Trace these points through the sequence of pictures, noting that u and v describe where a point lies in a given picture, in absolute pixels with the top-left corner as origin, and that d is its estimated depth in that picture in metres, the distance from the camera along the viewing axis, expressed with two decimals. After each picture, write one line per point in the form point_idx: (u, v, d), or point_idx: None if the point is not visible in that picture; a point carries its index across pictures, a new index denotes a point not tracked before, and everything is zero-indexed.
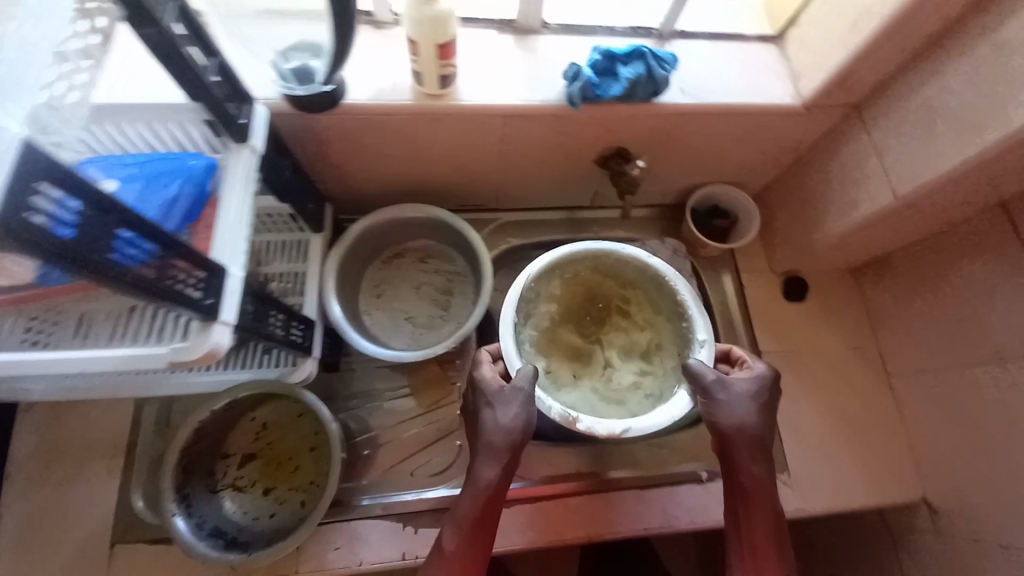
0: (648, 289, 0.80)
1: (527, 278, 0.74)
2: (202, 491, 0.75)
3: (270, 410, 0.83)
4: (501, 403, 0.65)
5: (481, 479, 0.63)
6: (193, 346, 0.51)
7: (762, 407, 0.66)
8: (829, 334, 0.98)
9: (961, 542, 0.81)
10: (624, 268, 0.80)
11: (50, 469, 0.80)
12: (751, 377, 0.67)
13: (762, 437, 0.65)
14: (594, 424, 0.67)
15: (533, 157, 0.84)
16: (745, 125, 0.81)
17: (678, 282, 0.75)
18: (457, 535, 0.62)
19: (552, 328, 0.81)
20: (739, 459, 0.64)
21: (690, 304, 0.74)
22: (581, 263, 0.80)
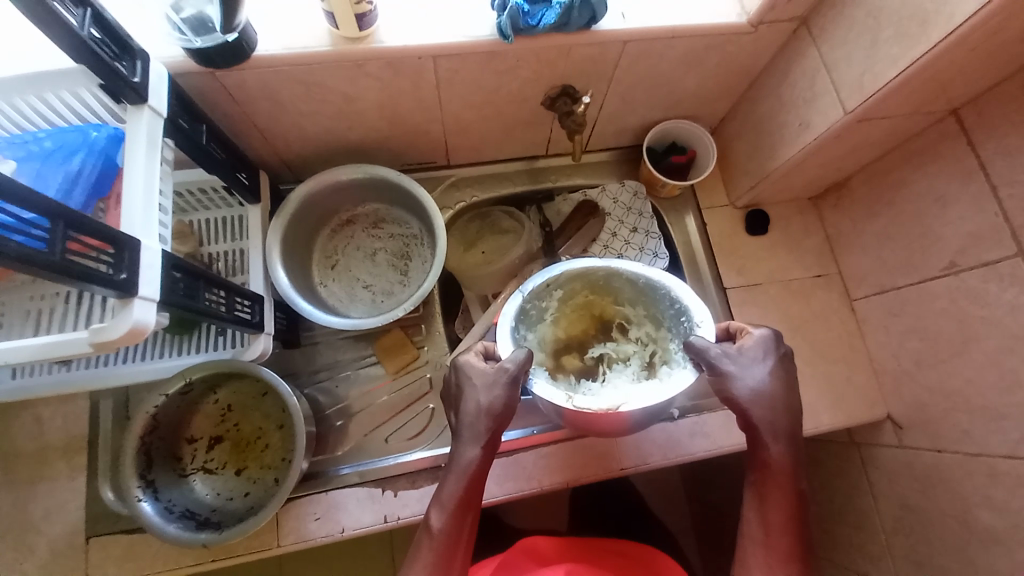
0: (645, 299, 0.73)
1: (520, 297, 0.69)
2: (170, 477, 0.73)
3: (231, 391, 0.79)
4: (485, 385, 0.62)
5: (463, 458, 0.61)
6: (114, 325, 0.47)
7: (775, 374, 0.62)
8: (792, 263, 0.98)
9: (922, 450, 0.84)
10: (619, 283, 0.74)
11: (7, 477, 0.77)
12: (758, 343, 0.63)
13: (779, 411, 0.61)
14: (586, 402, 0.62)
15: (474, 102, 0.80)
16: (692, 49, 0.77)
17: (667, 279, 0.68)
18: (447, 516, 0.59)
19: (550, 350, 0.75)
20: (759, 435, 0.61)
21: (683, 295, 0.67)
22: (576, 281, 0.75)
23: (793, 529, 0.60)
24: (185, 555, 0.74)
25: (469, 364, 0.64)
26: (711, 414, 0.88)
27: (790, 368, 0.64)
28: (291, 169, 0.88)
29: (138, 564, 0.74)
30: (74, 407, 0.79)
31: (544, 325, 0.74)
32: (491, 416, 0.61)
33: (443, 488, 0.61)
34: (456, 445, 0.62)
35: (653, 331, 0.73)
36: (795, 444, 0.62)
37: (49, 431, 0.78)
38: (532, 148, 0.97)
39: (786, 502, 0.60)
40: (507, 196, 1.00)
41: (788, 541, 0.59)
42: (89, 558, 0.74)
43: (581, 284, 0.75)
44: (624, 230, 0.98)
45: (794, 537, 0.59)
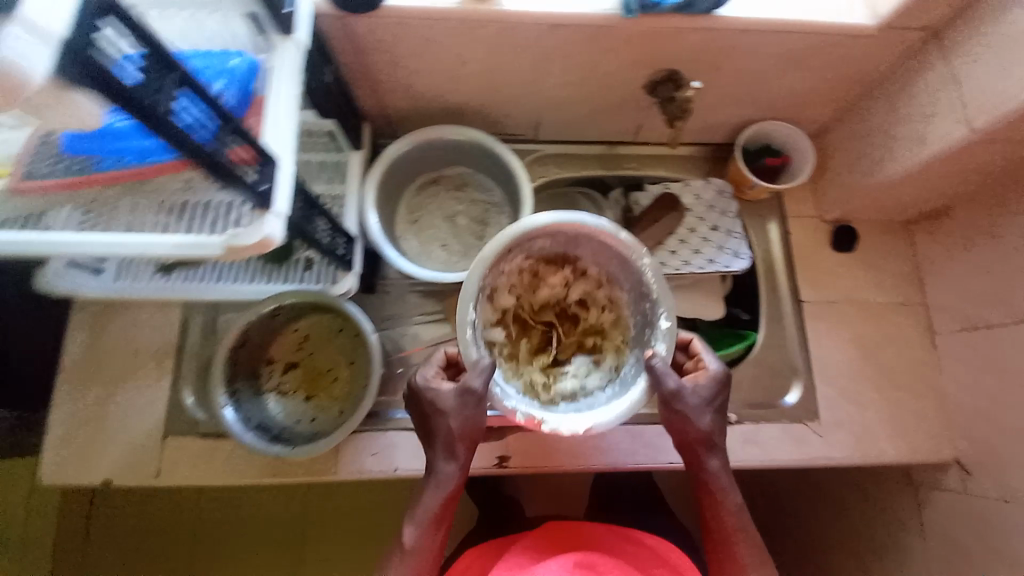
0: (606, 263, 0.77)
1: (481, 267, 0.69)
2: (249, 392, 0.78)
3: (310, 323, 0.83)
4: (453, 410, 0.66)
5: (442, 474, 0.67)
6: (249, 232, 0.51)
7: (718, 409, 0.69)
8: (874, 286, 0.94)
9: (987, 499, 0.80)
10: (585, 240, 0.75)
11: (100, 371, 0.82)
12: (710, 381, 0.69)
13: (718, 441, 0.69)
14: (558, 423, 0.67)
15: (579, 77, 0.81)
16: (811, 47, 0.75)
17: (644, 261, 0.71)
18: (420, 533, 0.67)
19: (504, 327, 0.79)
20: (698, 458, 0.70)
21: (654, 281, 0.71)
22: (540, 237, 0.74)
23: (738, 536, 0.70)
24: (251, 467, 0.79)
25: (437, 392, 0.68)
26: (767, 425, 0.87)
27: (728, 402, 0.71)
28: (389, 124, 0.92)
29: (207, 468, 0.79)
30: (164, 314, 0.85)
31: (503, 296, 0.78)
32: (468, 439, 0.66)
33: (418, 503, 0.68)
34: (432, 462, 0.68)
35: (604, 283, 0.79)
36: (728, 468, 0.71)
37: (142, 335, 0.84)
38: (622, 133, 0.97)
39: (725, 513, 0.70)
40: (587, 177, 0.99)
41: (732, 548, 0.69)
42: (164, 454, 0.80)
43: (546, 244, 0.76)
44: (702, 227, 0.93)
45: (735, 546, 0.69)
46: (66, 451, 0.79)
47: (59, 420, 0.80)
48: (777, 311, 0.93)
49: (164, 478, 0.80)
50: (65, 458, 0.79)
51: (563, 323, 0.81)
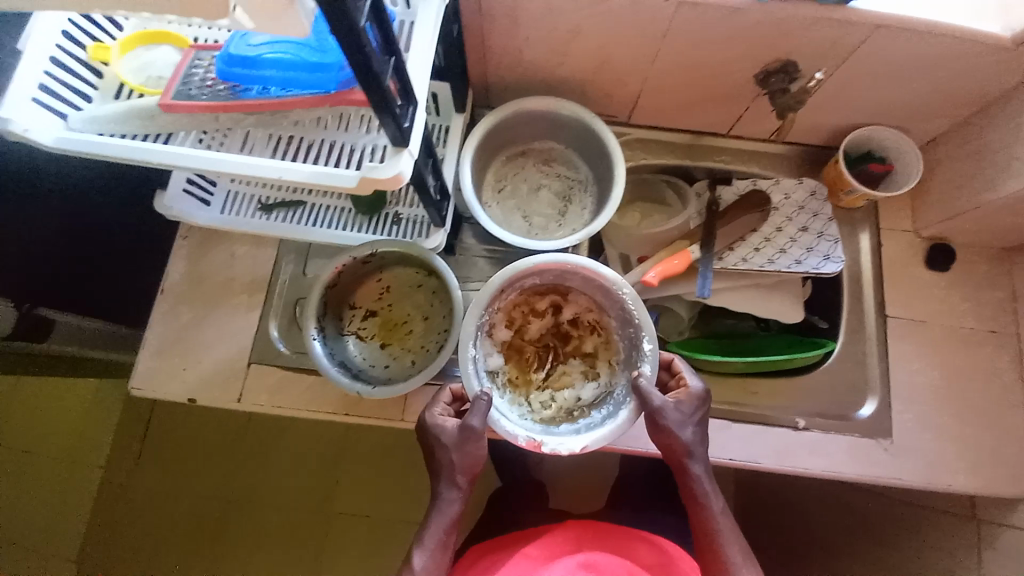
0: (593, 294, 0.81)
1: (480, 306, 0.73)
2: (333, 330, 0.82)
3: (394, 274, 0.86)
4: (455, 444, 0.69)
5: (445, 499, 0.70)
6: (383, 168, 0.53)
7: (700, 425, 0.70)
8: (966, 310, 0.90)
9: None
10: (572, 276, 0.80)
11: (198, 294, 0.88)
12: (692, 398, 0.70)
13: (700, 457, 0.70)
14: (558, 444, 0.69)
15: (688, 61, 0.80)
16: (941, 51, 0.73)
17: (625, 289, 0.74)
18: (428, 556, 0.68)
19: (504, 355, 0.83)
20: (681, 469, 0.70)
21: (634, 303, 0.74)
22: (530, 276, 0.79)
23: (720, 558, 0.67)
24: (325, 404, 0.83)
25: (442, 429, 0.70)
26: (836, 436, 0.84)
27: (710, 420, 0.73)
28: (487, 93, 0.93)
29: (286, 399, 0.84)
30: (261, 250, 0.90)
31: (502, 331, 0.83)
32: (469, 473, 0.71)
33: (425, 530, 0.70)
34: (437, 490, 0.71)
35: (597, 314, 0.84)
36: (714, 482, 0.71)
37: (238, 266, 0.89)
38: (715, 125, 0.95)
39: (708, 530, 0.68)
40: (674, 166, 0.99)
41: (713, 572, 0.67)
42: (247, 379, 0.85)
43: (536, 282, 0.82)
44: (790, 227, 0.91)
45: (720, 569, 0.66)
46: (161, 363, 0.85)
47: (157, 334, 0.86)
48: (857, 324, 0.91)
49: (244, 404, 0.84)
50: (159, 370, 0.85)
51: (559, 349, 0.85)
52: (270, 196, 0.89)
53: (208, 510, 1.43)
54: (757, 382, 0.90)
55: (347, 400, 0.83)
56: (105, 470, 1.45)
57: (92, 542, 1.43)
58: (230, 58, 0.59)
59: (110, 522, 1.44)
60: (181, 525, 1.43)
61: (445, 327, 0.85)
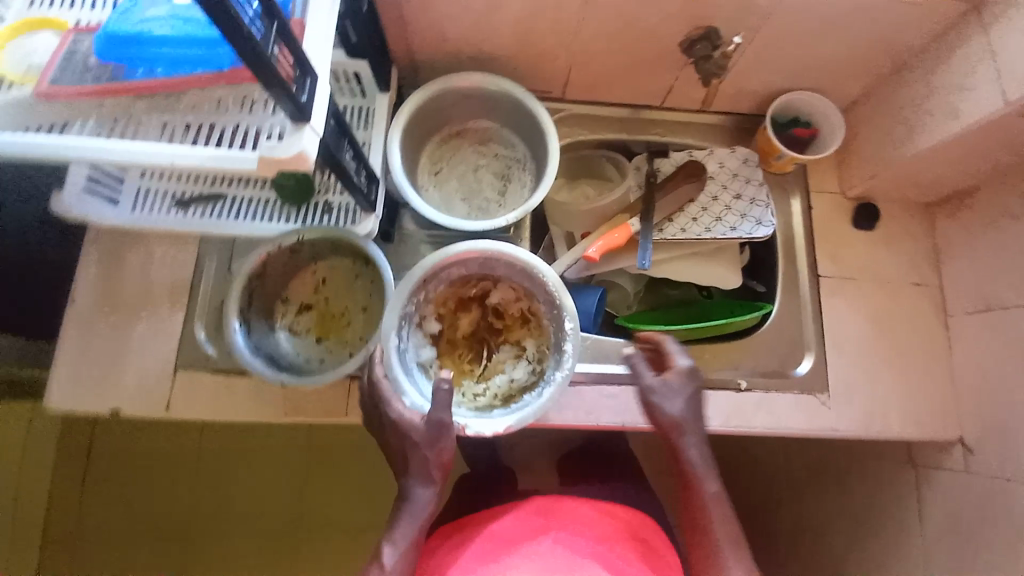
0: (520, 278, 0.78)
1: (400, 296, 0.72)
2: (262, 325, 0.78)
3: (329, 266, 0.82)
4: (425, 441, 0.63)
5: (419, 499, 0.64)
6: (283, 146, 0.49)
7: (694, 401, 0.71)
8: (892, 264, 0.94)
9: (989, 478, 0.82)
10: (495, 263, 0.77)
11: (113, 300, 0.81)
12: (681, 375, 0.71)
13: (693, 432, 0.70)
14: (481, 425, 0.68)
15: (615, 29, 0.79)
16: (852, 11, 0.75)
17: (544, 271, 0.74)
18: (400, 558, 0.60)
19: (437, 347, 0.80)
20: (674, 447, 0.70)
21: (555, 285, 0.74)
22: (453, 266, 0.77)
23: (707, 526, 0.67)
24: (264, 405, 0.79)
25: (404, 424, 0.65)
26: (778, 393, 0.87)
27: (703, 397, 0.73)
28: (415, 72, 0.90)
29: (221, 403, 0.79)
30: (182, 249, 0.84)
31: (431, 322, 0.79)
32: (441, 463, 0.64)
33: (395, 527, 0.63)
34: (406, 487, 0.65)
35: (526, 300, 0.80)
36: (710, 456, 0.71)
37: (158, 268, 0.83)
38: (649, 96, 0.95)
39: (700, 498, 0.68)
40: (613, 140, 0.99)
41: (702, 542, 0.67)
42: (175, 386, 0.79)
43: (461, 271, 0.78)
44: (725, 195, 0.93)
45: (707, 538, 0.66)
46: (75, 379, 0.78)
47: (69, 347, 0.79)
48: (794, 285, 0.94)
49: (174, 412, 0.79)
50: (74, 386, 0.78)
51: (492, 336, 0.82)
52: (185, 191, 0.83)
53: (165, 531, 1.35)
54: (706, 347, 0.91)
55: (287, 399, 0.79)
56: (44, 501, 1.34)
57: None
58: (110, 37, 0.54)
59: (55, 556, 1.33)
60: (134, 551, 1.34)
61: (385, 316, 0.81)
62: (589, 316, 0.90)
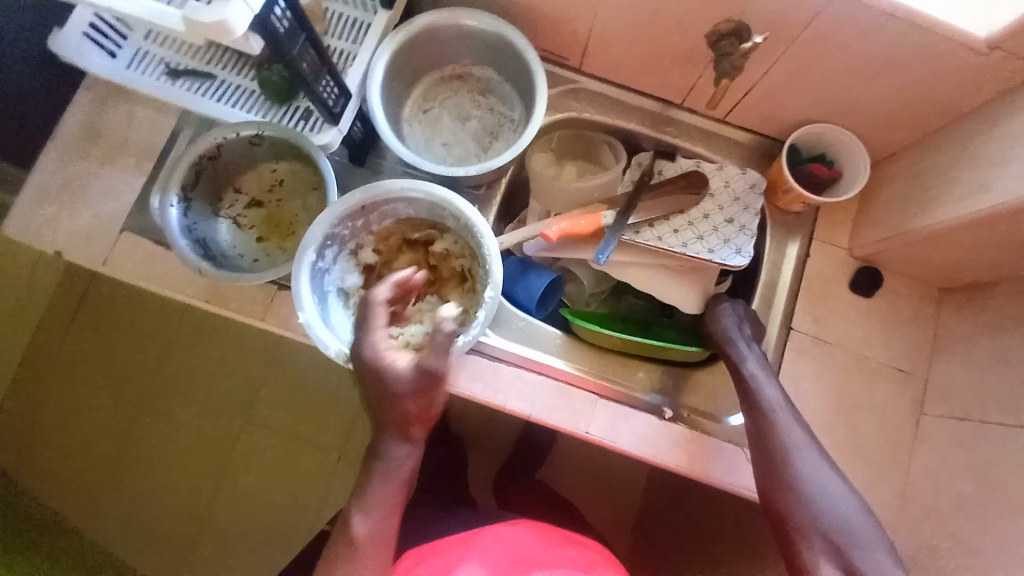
0: (463, 235, 0.75)
1: (333, 216, 0.70)
2: (205, 208, 0.78)
3: (290, 170, 0.82)
4: (409, 390, 0.60)
5: (396, 457, 0.65)
6: (207, 11, 0.47)
7: (754, 332, 0.81)
8: (879, 342, 0.84)
9: None
10: (442, 213, 0.75)
11: (86, 148, 0.84)
12: (744, 308, 0.82)
13: (759, 361, 0.76)
14: None
15: (636, 0, 0.72)
16: (904, 41, 0.65)
17: (484, 233, 0.71)
18: (370, 522, 0.64)
19: (364, 278, 0.78)
20: (752, 398, 0.73)
21: (491, 251, 0.71)
22: (400, 202, 0.74)
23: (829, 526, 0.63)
24: (188, 286, 0.80)
25: (392, 365, 0.60)
26: (703, 436, 0.80)
27: (765, 332, 0.83)
28: (430, 1, 0.86)
29: (151, 273, 0.80)
30: (160, 117, 0.85)
31: (365, 253, 0.77)
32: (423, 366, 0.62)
33: (369, 495, 0.65)
34: (385, 446, 0.65)
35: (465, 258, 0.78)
36: (783, 393, 0.73)
37: (134, 128, 0.85)
38: (669, 90, 0.88)
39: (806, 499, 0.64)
40: (619, 127, 0.92)
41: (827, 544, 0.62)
42: (117, 245, 0.81)
43: (408, 211, 0.76)
44: (717, 216, 0.85)
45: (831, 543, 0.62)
46: (33, 211, 0.82)
47: (36, 180, 0.82)
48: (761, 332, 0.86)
49: (108, 268, 0.81)
50: (31, 218, 0.82)
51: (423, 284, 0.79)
52: (180, 62, 0.84)
53: (127, 388, 1.45)
54: (644, 367, 0.87)
55: (209, 286, 0.79)
56: (27, 329, 1.46)
57: (8, 397, 1.45)
58: None
59: (27, 382, 1.45)
60: (96, 398, 1.45)
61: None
62: (532, 297, 0.85)
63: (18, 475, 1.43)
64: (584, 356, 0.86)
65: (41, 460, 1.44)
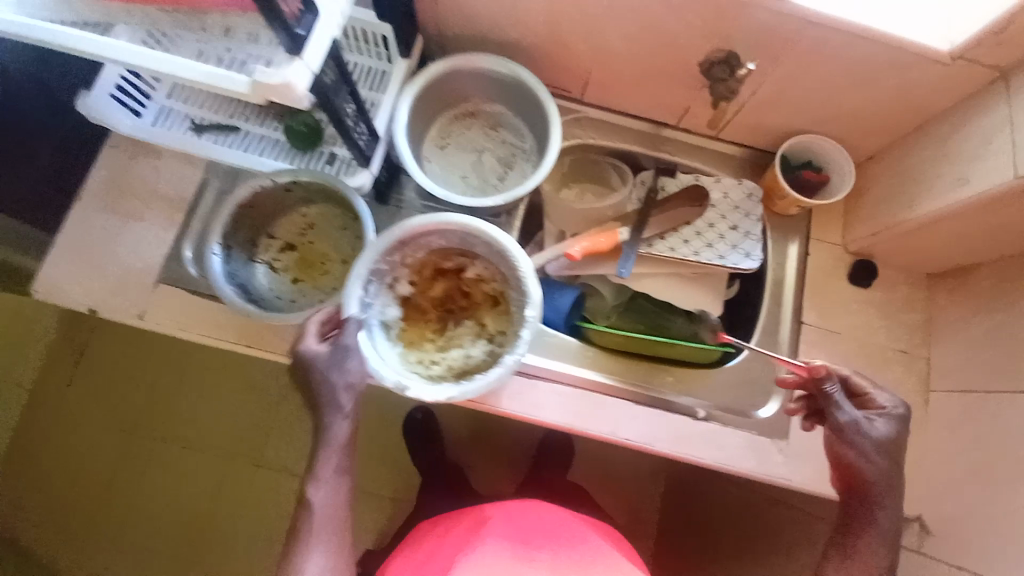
0: (494, 260, 0.79)
1: (373, 253, 0.73)
2: (242, 255, 0.81)
3: (320, 212, 0.86)
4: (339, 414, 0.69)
5: (322, 499, 0.70)
6: (271, 73, 0.52)
7: (894, 438, 0.72)
8: (881, 328, 0.91)
9: (940, 564, 0.80)
10: (473, 242, 0.78)
11: (114, 205, 0.86)
12: (887, 414, 0.72)
13: (883, 461, 0.71)
14: (422, 392, 0.70)
15: (634, 38, 0.80)
16: (874, 60, 0.74)
17: (517, 257, 0.74)
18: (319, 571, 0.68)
19: (403, 309, 0.81)
20: (865, 495, 0.71)
21: (526, 273, 0.74)
22: (433, 234, 0.78)
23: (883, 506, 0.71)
24: (228, 332, 0.81)
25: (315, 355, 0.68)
26: (736, 431, 0.84)
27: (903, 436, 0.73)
28: (439, 47, 0.92)
29: (188, 321, 0.82)
30: (188, 171, 0.88)
31: (402, 285, 0.80)
32: (352, 391, 0.68)
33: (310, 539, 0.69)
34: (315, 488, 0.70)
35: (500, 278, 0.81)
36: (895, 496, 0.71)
37: (162, 183, 0.87)
38: (665, 112, 0.95)
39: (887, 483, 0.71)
40: (621, 150, 0.99)
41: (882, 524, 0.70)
42: (153, 298, 0.82)
43: (440, 241, 0.79)
44: (721, 224, 0.92)
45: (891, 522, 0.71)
46: (65, 271, 0.83)
47: (67, 240, 0.84)
48: (774, 329, 0.91)
49: (146, 321, 0.82)
50: (63, 278, 0.82)
51: (459, 310, 0.83)
52: (204, 117, 0.87)
53: (135, 442, 1.42)
54: (672, 372, 0.89)
55: (249, 329, 0.81)
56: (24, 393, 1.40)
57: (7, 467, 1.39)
58: None
59: (31, 446, 1.41)
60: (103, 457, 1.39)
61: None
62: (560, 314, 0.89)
63: (32, 548, 1.38)
64: (605, 365, 0.87)
65: (53, 528, 1.39)
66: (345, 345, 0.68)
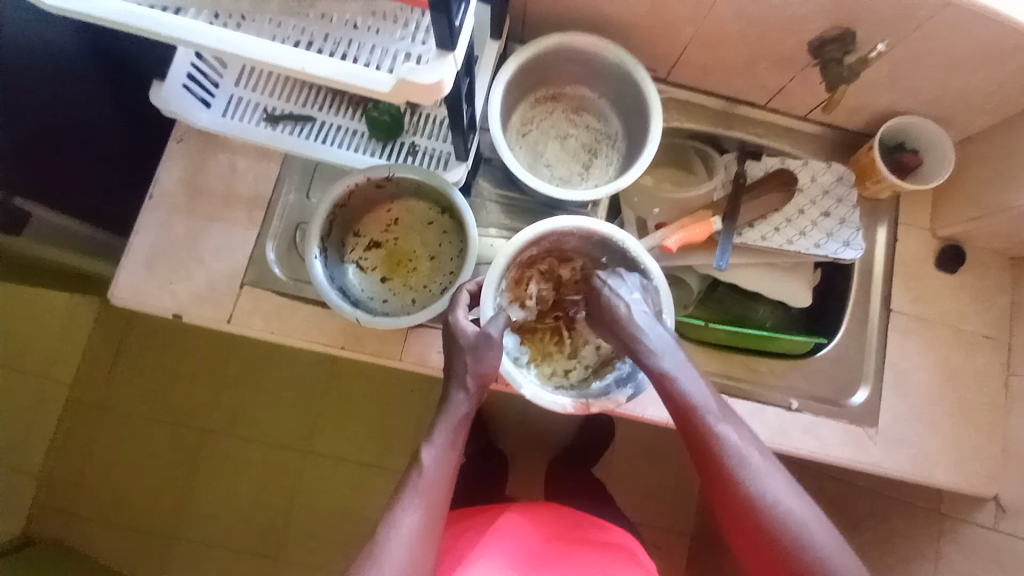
0: (592, 252, 0.79)
1: (496, 278, 0.73)
2: (333, 256, 0.78)
3: (405, 207, 0.82)
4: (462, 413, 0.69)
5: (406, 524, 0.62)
6: (425, 71, 0.48)
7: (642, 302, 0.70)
8: (971, 313, 0.90)
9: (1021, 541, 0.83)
10: (568, 238, 0.77)
11: (190, 203, 0.81)
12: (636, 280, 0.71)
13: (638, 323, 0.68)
14: (603, 402, 0.72)
15: (745, 15, 0.75)
16: (1002, 38, 0.70)
17: (625, 240, 0.74)
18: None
19: (522, 335, 0.82)
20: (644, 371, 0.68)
21: (639, 252, 0.74)
22: (533, 245, 0.77)
23: (808, 557, 0.56)
24: (323, 334, 0.79)
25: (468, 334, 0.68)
26: (829, 420, 0.85)
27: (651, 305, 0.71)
28: (522, 24, 0.86)
29: (278, 325, 0.79)
30: (264, 165, 0.83)
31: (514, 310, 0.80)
32: (481, 377, 0.68)
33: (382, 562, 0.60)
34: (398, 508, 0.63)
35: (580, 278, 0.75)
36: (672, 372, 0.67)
37: (238, 178, 0.83)
38: (756, 94, 0.91)
39: (740, 496, 0.60)
40: (707, 133, 0.94)
41: (791, 569, 0.57)
42: (240, 301, 0.79)
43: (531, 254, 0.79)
44: (814, 211, 0.90)
45: (778, 552, 0.57)
46: (144, 275, 0.79)
47: (144, 242, 0.79)
48: (863, 316, 0.91)
49: (235, 325, 0.79)
50: (143, 282, 0.79)
51: (569, 316, 0.84)
52: (277, 106, 0.82)
53: (176, 443, 1.34)
54: (760, 363, 0.90)
55: (346, 331, 0.79)
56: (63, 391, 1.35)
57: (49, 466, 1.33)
58: None
59: (67, 451, 1.33)
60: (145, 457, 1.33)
61: (451, 264, 0.81)
62: None
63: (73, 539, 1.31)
64: (696, 356, 0.88)
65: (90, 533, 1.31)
66: (485, 334, 0.68)
